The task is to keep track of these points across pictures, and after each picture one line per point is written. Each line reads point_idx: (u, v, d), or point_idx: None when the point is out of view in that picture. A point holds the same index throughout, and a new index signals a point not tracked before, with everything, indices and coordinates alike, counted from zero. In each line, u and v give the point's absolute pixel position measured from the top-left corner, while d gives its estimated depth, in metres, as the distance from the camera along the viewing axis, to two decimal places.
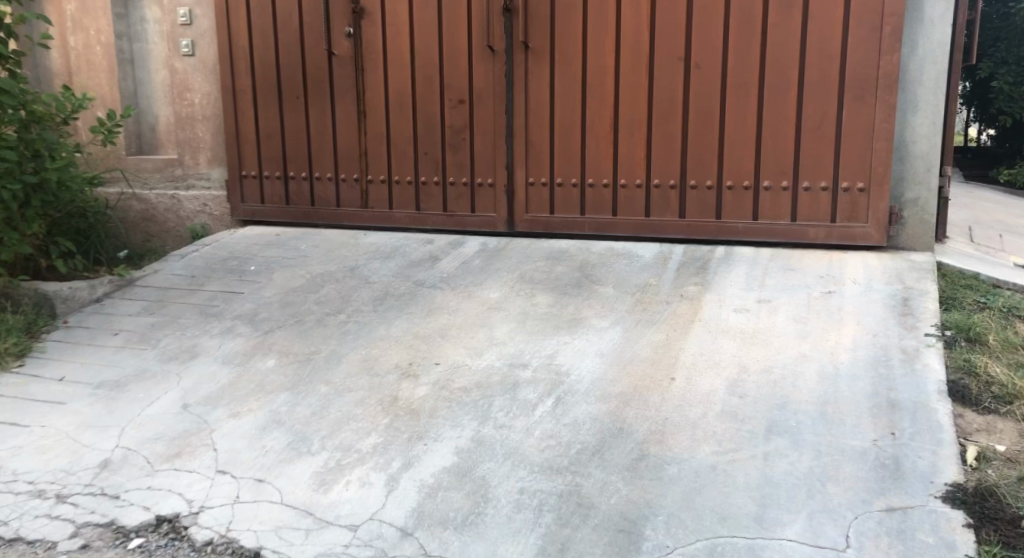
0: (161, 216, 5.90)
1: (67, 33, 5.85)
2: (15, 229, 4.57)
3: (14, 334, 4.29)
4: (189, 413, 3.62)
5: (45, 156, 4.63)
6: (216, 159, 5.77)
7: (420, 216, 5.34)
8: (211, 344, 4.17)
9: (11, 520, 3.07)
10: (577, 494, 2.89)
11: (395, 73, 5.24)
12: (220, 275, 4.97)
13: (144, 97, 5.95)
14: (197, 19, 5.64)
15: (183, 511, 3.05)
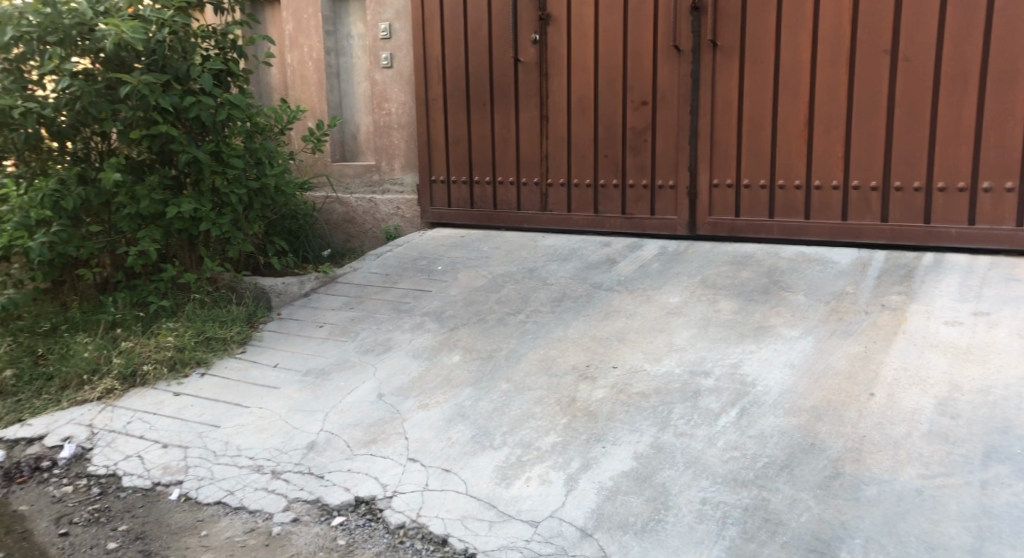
0: (359, 218, 6.29)
1: (285, 50, 6.41)
2: (241, 230, 5.08)
3: (238, 324, 4.77)
4: (383, 402, 3.86)
5: (266, 164, 5.13)
6: (409, 165, 6.11)
7: (600, 219, 5.37)
8: (403, 339, 4.42)
9: (235, 491, 3.42)
10: (764, 509, 2.81)
11: (579, 77, 5.31)
12: (410, 274, 5.26)
13: (348, 107, 6.41)
14: (396, 33, 5.99)
15: (379, 494, 3.26)
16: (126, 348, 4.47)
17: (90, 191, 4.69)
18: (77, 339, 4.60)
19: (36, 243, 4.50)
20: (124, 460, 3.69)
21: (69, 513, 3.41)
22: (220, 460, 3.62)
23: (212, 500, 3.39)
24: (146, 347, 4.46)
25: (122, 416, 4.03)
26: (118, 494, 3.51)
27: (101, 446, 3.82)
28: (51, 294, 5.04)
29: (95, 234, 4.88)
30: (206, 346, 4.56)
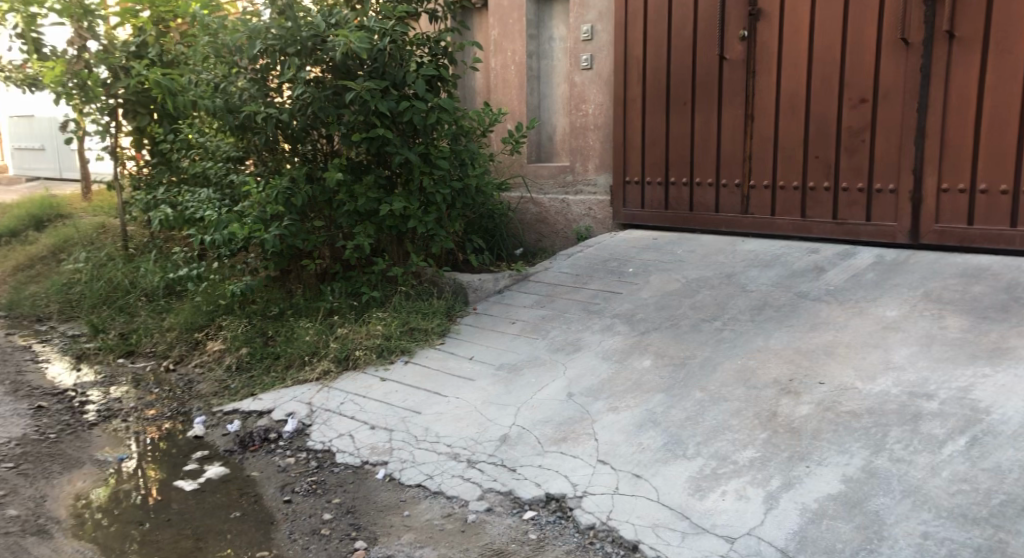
0: (552, 218, 6.33)
1: (490, 55, 6.62)
2: (443, 228, 5.31)
3: (439, 316, 4.99)
4: (573, 402, 3.89)
5: (469, 164, 5.33)
6: (604, 166, 6.10)
7: (807, 223, 5.10)
8: (594, 340, 4.43)
9: (434, 476, 3.58)
10: (1001, 552, 2.54)
11: (790, 74, 5.07)
12: (602, 275, 5.26)
13: (546, 109, 6.51)
14: (598, 34, 6.00)
15: (569, 493, 3.29)
16: (341, 334, 4.81)
17: (316, 189, 5.10)
18: (300, 324, 5.01)
19: (270, 235, 4.95)
20: (338, 438, 3.97)
21: (291, 482, 3.71)
22: (422, 445, 3.81)
23: (413, 482, 3.57)
24: (358, 334, 4.78)
25: (336, 397, 4.34)
26: (332, 468, 3.78)
27: (318, 423, 4.13)
28: (278, 283, 5.51)
29: (317, 228, 5.29)
30: (410, 336, 4.81)
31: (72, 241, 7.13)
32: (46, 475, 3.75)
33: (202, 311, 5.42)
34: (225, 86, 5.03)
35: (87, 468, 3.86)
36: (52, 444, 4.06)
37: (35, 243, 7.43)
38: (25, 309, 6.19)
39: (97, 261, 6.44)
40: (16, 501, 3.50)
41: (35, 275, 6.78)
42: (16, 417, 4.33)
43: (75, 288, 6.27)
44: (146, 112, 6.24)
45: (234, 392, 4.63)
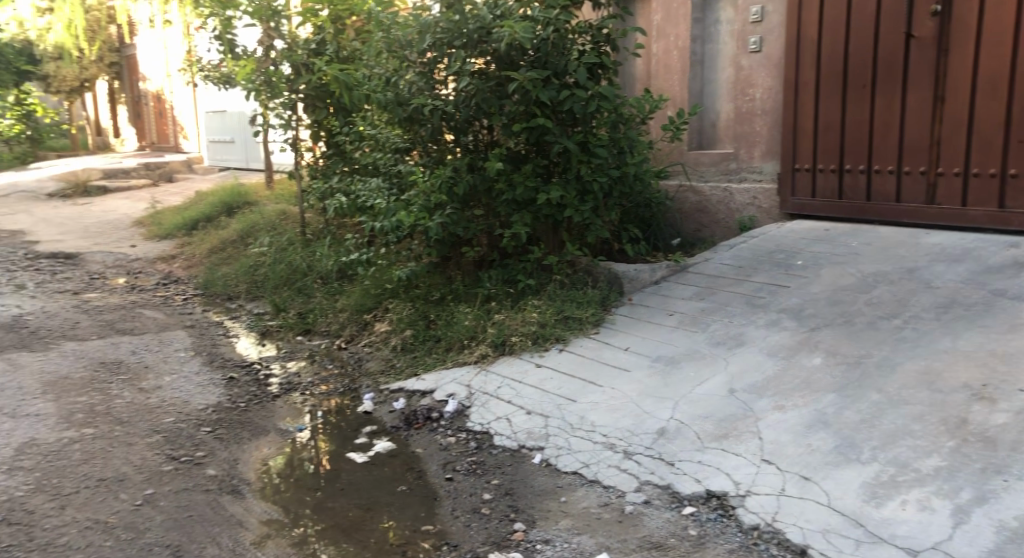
0: (713, 208, 6.08)
1: (652, 40, 6.48)
2: (600, 217, 5.29)
3: (593, 306, 4.98)
4: (735, 398, 3.76)
5: (628, 152, 5.27)
6: (771, 153, 5.85)
7: (1005, 215, 4.67)
8: (758, 335, 4.26)
9: (590, 464, 3.58)
10: None
11: (991, 51, 4.65)
12: (767, 267, 5.05)
13: (709, 95, 6.27)
14: (768, 15, 5.77)
15: (731, 491, 3.19)
16: (498, 319, 4.90)
17: (477, 178, 5.21)
18: (460, 308, 5.15)
19: (434, 223, 5.11)
20: (496, 421, 4.06)
21: (453, 461, 3.83)
22: (577, 433, 3.82)
23: (570, 469, 3.59)
24: (515, 321, 4.84)
25: (494, 381, 4.42)
26: (491, 450, 3.87)
27: (477, 405, 4.23)
28: (439, 268, 5.68)
29: (476, 216, 5.40)
30: (565, 324, 4.83)
31: (258, 226, 7.67)
32: (237, 440, 4.06)
33: (370, 294, 5.70)
34: (395, 79, 5.23)
35: (272, 436, 4.15)
36: (242, 412, 4.40)
37: (227, 228, 8.06)
38: (217, 288, 6.73)
39: (279, 245, 6.90)
40: (213, 462, 3.82)
41: (227, 257, 7.36)
42: (212, 385, 4.72)
43: (260, 269, 6.76)
44: (323, 106, 6.55)
45: (399, 371, 4.84)
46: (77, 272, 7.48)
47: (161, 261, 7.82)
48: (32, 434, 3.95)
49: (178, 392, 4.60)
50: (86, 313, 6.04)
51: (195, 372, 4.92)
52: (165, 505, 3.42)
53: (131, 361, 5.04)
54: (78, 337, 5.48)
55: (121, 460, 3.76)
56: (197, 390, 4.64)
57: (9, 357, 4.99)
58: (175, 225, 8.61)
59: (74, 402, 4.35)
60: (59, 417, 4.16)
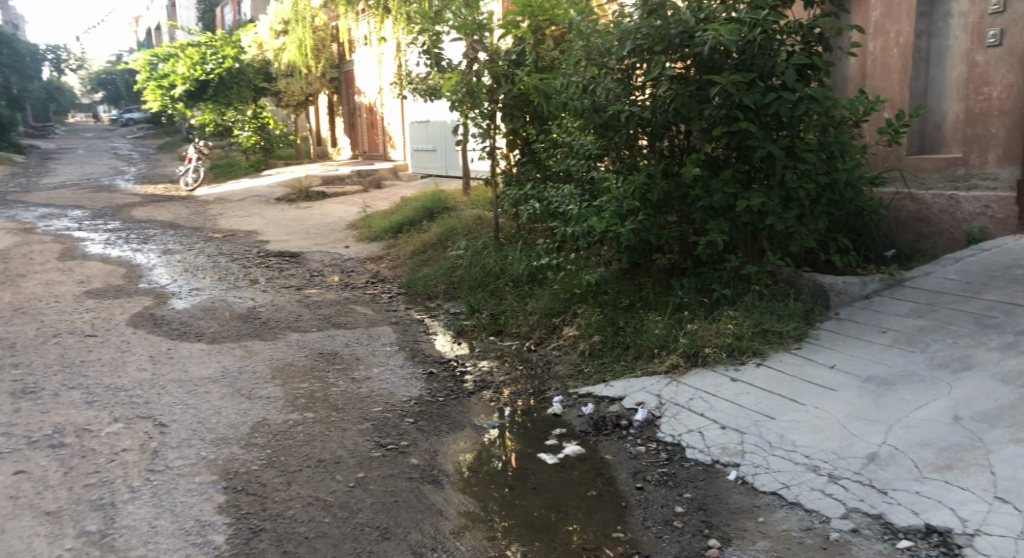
0: (935, 216, 5.62)
1: (868, 38, 6.02)
2: (804, 225, 5.00)
3: (795, 319, 4.73)
4: (962, 427, 3.43)
5: (839, 157, 4.94)
6: (1009, 157, 5.27)
7: None
8: (989, 358, 3.87)
9: (790, 485, 3.41)
10: None
11: None
12: (1000, 284, 4.57)
13: (935, 95, 5.82)
14: (1012, 4, 5.22)
15: (956, 528, 2.95)
16: (691, 329, 4.79)
17: (672, 184, 5.12)
18: (650, 316, 5.09)
19: (626, 230, 5.06)
20: (687, 433, 3.97)
21: (643, 470, 3.79)
22: (776, 452, 3.65)
23: (768, 489, 3.43)
24: (709, 331, 4.70)
25: (686, 392, 4.32)
26: (683, 463, 3.78)
27: (668, 416, 4.16)
28: (630, 275, 5.64)
29: (670, 223, 5.31)
30: (764, 338, 4.62)
31: (456, 230, 7.98)
32: (437, 433, 4.25)
33: (559, 298, 5.77)
34: (593, 86, 5.25)
35: (468, 431, 4.30)
36: (441, 406, 4.60)
37: (428, 231, 8.47)
38: (418, 287, 7.08)
39: (475, 248, 7.16)
40: (416, 451, 4.02)
41: (427, 259, 7.73)
42: (414, 379, 4.98)
43: (458, 271, 7.03)
44: (521, 115, 6.72)
45: (588, 376, 4.85)
46: (299, 269, 8.17)
47: (370, 261, 8.35)
48: (263, 414, 4.36)
49: (384, 384, 4.89)
50: (306, 307, 6.58)
51: (399, 365, 5.21)
52: (374, 489, 3.66)
53: (345, 353, 5.42)
54: (300, 328, 5.98)
55: (337, 444, 4.06)
56: (400, 382, 4.92)
57: (245, 344, 5.54)
58: (383, 228, 9.16)
59: (296, 388, 4.75)
60: (285, 400, 4.56)
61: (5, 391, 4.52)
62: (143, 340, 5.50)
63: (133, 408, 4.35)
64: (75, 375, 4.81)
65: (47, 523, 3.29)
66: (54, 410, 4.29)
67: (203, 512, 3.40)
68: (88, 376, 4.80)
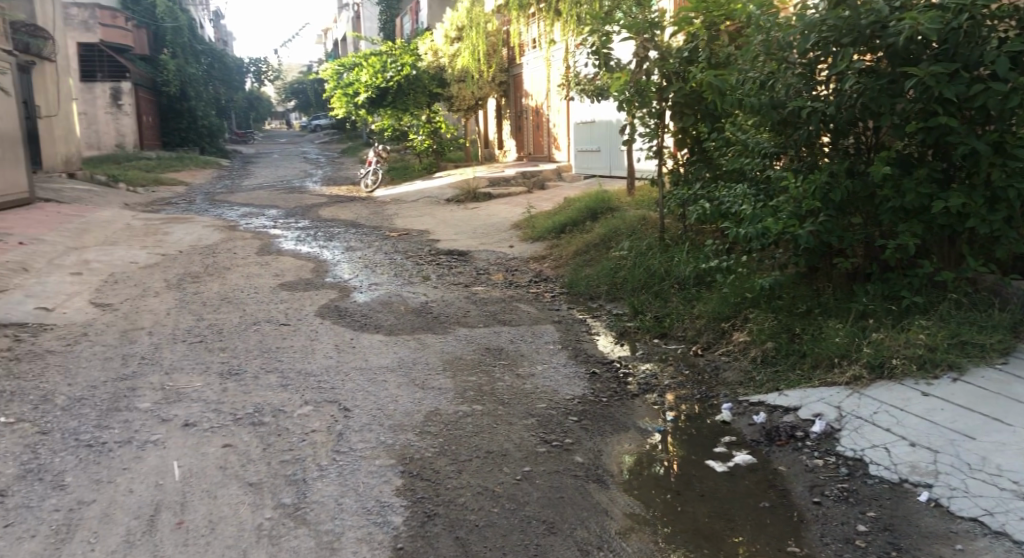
0: None
1: None
2: (1013, 228, 4.58)
3: (1000, 331, 4.38)
4: None
5: None
6: None
7: None
8: None
9: (996, 512, 3.21)
10: None
11: None
12: None
13: None
14: None
15: None
16: (876, 339, 4.51)
17: (857, 184, 4.84)
18: (830, 323, 4.84)
19: (804, 231, 4.85)
20: (872, 449, 3.77)
21: (821, 484, 3.63)
22: (976, 475, 3.43)
23: (968, 515, 3.24)
24: (897, 341, 4.41)
25: (869, 405, 4.09)
26: (866, 480, 3.59)
27: (849, 429, 3.95)
28: (807, 279, 5.41)
29: (854, 225, 5.04)
30: (961, 350, 4.30)
31: (620, 231, 7.92)
32: (601, 432, 4.26)
33: (729, 302, 5.60)
34: (773, 82, 5.07)
35: (633, 433, 4.28)
36: (605, 407, 4.59)
37: (592, 231, 8.49)
38: (582, 287, 7.11)
39: (640, 249, 7.10)
40: (581, 450, 4.05)
41: (590, 260, 7.75)
42: (578, 379, 5.00)
43: (621, 272, 6.99)
44: (691, 114, 6.52)
45: (759, 385, 4.68)
46: (467, 268, 8.43)
47: (535, 261, 8.49)
48: (436, 405, 4.55)
49: (548, 381, 4.96)
50: (474, 304, 6.79)
51: (563, 364, 5.27)
52: (541, 483, 3.73)
53: (510, 349, 5.55)
54: (469, 323, 6.19)
55: (504, 437, 4.17)
56: (564, 380, 4.97)
57: (418, 337, 5.80)
58: (547, 228, 9.27)
59: (465, 381, 4.92)
60: (455, 392, 4.73)
61: (214, 372, 5.00)
62: (329, 330, 5.89)
63: (320, 393, 4.68)
64: (271, 359, 5.24)
65: (250, 493, 3.60)
66: (254, 391, 4.69)
67: (383, 493, 3.61)
68: (283, 361, 5.22)
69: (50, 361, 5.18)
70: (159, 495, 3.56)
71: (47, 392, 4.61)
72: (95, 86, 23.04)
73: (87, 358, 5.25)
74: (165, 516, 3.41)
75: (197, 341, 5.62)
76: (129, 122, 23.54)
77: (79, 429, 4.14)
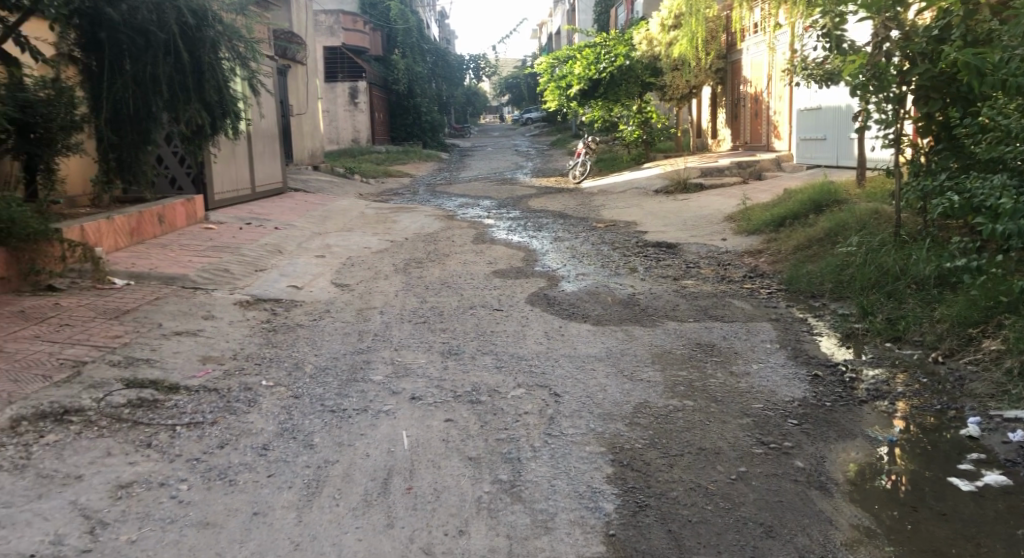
0: None
1: None
2: None
3: None
4: None
5: None
6: None
7: None
8: None
9: None
10: None
11: None
12: None
13: None
14: None
15: None
16: None
17: None
18: None
19: None
20: None
21: None
22: None
23: None
24: None
25: None
26: None
27: None
28: None
29: None
30: None
31: (847, 226, 7.40)
32: (825, 438, 4.02)
33: (979, 306, 5.09)
34: None
35: (860, 441, 4.00)
36: (829, 412, 4.33)
37: (814, 226, 8.02)
38: (802, 285, 6.75)
39: (869, 246, 6.60)
40: (801, 454, 3.86)
41: (812, 255, 7.35)
42: (798, 380, 4.76)
43: (847, 270, 6.56)
44: (940, 98, 6.04)
45: (1015, 399, 4.22)
46: (676, 260, 8.28)
47: (749, 255, 8.17)
48: (645, 397, 4.52)
49: (765, 381, 4.76)
50: (684, 298, 6.66)
51: (781, 364, 5.04)
52: (757, 485, 3.60)
53: (724, 345, 5.39)
54: (679, 317, 6.08)
55: (717, 435, 4.06)
56: (782, 381, 4.74)
57: (627, 328, 5.79)
58: (764, 221, 8.88)
59: (676, 375, 4.84)
60: (666, 386, 4.67)
61: (436, 351, 5.29)
62: (540, 318, 6.03)
63: (533, 377, 4.80)
64: (487, 342, 5.45)
65: (470, 466, 3.78)
66: (471, 371, 4.91)
67: (594, 480, 3.65)
68: (497, 344, 5.41)
69: (299, 333, 5.72)
70: (391, 461, 3.83)
71: (297, 361, 5.11)
72: (336, 85, 25.11)
73: (328, 333, 5.75)
74: (396, 481, 3.67)
75: (421, 321, 5.97)
76: (363, 118, 25.38)
77: (324, 396, 4.55)
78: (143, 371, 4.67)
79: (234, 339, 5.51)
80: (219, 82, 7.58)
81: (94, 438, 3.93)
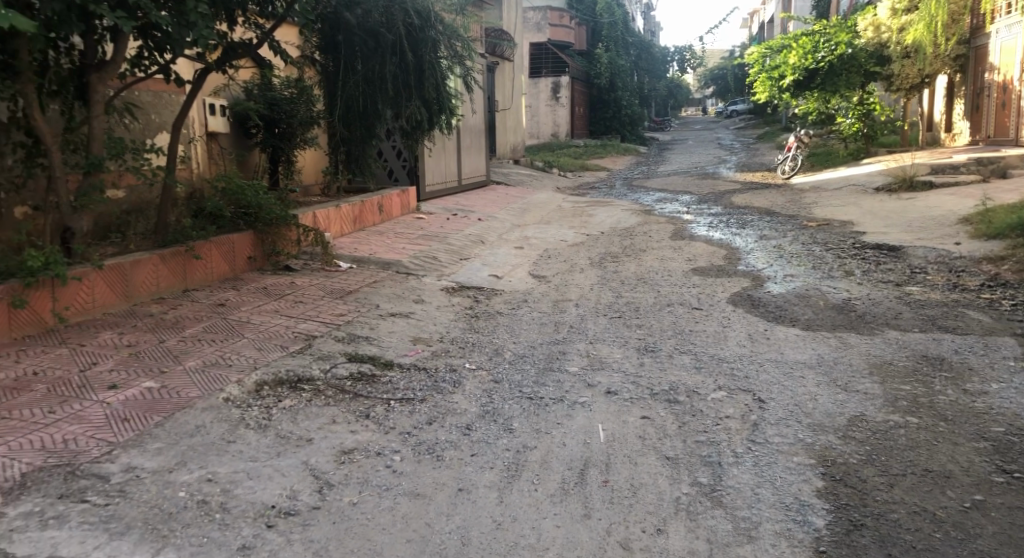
0: None
1: None
2: None
3: None
4: None
5: None
6: None
7: None
8: None
9: None
10: None
11: None
12: None
13: None
14: None
15: None
16: None
17: None
18: None
19: None
20: None
21: None
22: None
23: None
24: None
25: None
26: None
27: None
28: None
29: None
30: None
31: None
32: None
33: None
34: None
35: None
36: None
37: None
38: None
39: None
40: None
41: None
42: None
43: None
44: None
45: None
46: (899, 264, 7.68)
47: (988, 262, 7.39)
48: (861, 410, 4.22)
49: (1005, 402, 4.29)
50: (908, 306, 6.14)
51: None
52: (998, 517, 3.25)
53: (956, 360, 4.92)
54: (901, 327, 5.62)
55: (948, 457, 3.72)
56: None
57: (840, 335, 5.43)
58: (1009, 224, 8.01)
59: (898, 389, 4.49)
60: (885, 400, 4.34)
61: (633, 346, 5.25)
62: (743, 319, 5.80)
63: (735, 380, 4.64)
64: (686, 341, 5.34)
65: (668, 466, 3.72)
66: (669, 369, 4.83)
67: (803, 492, 3.46)
68: (697, 344, 5.28)
69: (500, 321, 5.90)
70: (589, 452, 3.85)
71: (498, 347, 5.27)
72: (540, 80, 25.56)
73: (528, 322, 5.88)
74: (593, 473, 3.68)
75: (618, 316, 5.95)
76: (564, 113, 25.64)
77: (523, 383, 4.66)
78: (363, 347, 5.02)
79: (441, 322, 5.77)
80: (438, 80, 7.97)
81: (322, 406, 4.28)
